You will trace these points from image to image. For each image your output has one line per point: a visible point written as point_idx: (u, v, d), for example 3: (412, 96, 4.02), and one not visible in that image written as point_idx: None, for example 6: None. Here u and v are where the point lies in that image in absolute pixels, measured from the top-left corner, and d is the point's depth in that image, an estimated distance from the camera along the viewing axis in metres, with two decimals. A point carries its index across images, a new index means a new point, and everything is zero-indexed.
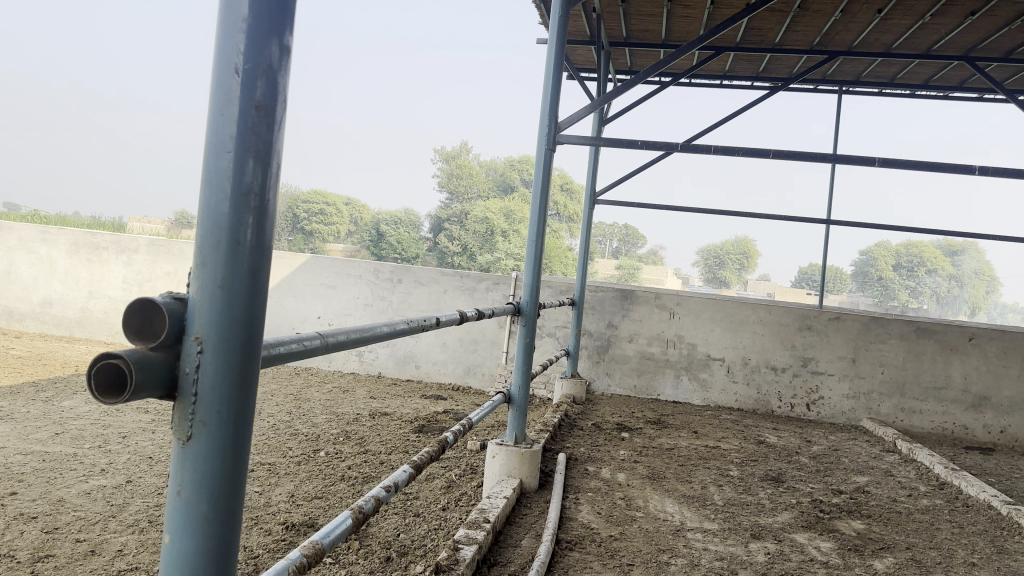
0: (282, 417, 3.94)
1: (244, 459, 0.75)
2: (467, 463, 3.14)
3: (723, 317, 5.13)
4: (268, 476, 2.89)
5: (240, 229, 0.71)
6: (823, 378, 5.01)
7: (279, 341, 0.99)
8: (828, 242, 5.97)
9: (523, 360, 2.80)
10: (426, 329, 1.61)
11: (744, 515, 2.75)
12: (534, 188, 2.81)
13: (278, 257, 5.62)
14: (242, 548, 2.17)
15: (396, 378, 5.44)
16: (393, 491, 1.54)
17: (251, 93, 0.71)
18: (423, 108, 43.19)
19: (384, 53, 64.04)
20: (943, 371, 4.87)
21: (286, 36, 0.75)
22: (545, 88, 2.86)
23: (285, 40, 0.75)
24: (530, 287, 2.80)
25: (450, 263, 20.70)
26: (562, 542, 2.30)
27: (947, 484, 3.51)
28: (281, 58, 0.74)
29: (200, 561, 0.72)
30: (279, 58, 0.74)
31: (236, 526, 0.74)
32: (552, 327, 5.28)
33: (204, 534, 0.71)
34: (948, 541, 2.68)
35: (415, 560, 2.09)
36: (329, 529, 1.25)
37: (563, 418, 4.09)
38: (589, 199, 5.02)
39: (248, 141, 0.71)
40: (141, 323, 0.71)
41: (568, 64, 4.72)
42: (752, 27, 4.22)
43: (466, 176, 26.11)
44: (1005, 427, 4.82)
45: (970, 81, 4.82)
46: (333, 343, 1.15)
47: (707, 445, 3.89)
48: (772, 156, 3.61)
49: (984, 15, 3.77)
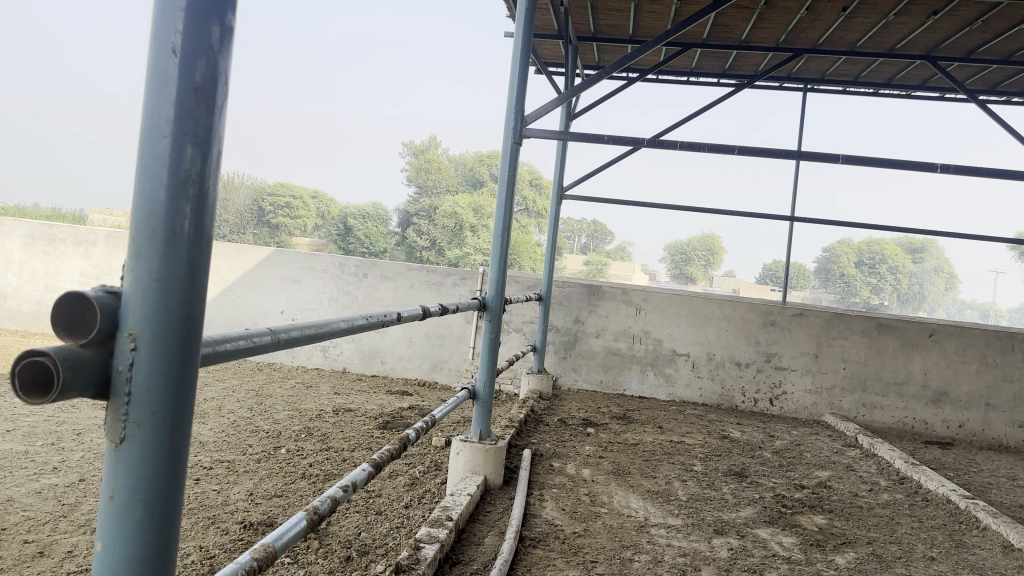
0: (243, 414, 3.86)
1: (181, 455, 0.71)
2: (431, 459, 3.11)
3: (688, 313, 5.15)
4: (226, 474, 2.83)
5: (177, 221, 0.68)
6: (787, 374, 5.06)
7: (225, 335, 0.94)
8: (790, 238, 6.00)
9: (488, 356, 2.76)
10: (386, 325, 1.57)
11: (708, 510, 2.76)
12: (499, 181, 2.77)
13: (241, 249, 5.52)
14: (199, 548, 2.11)
15: (360, 374, 5.38)
16: (351, 491, 1.50)
17: (189, 75, 0.68)
18: (392, 103, 43.08)
19: (353, 46, 63.71)
20: (904, 366, 4.94)
21: (226, 17, 0.71)
22: (511, 82, 2.82)
23: (226, 22, 0.71)
24: (496, 282, 2.75)
25: (418, 257, 20.63)
26: (525, 539, 2.27)
27: (907, 478, 3.56)
28: (221, 40, 0.70)
29: (131, 564, 0.68)
30: (218, 41, 0.70)
31: (174, 526, 0.70)
32: (519, 322, 5.25)
33: (136, 541, 0.67)
34: (908, 535, 2.71)
35: (376, 559, 2.05)
36: (283, 531, 1.21)
37: (529, 415, 4.07)
38: (556, 192, 4.96)
39: (185, 126, 0.67)
40: (69, 319, 0.66)
41: (535, 57, 4.68)
42: (719, 24, 4.22)
43: (436, 171, 26.10)
44: (963, 421, 4.90)
45: (931, 81, 4.90)
46: (285, 339, 1.10)
47: (672, 440, 3.89)
48: (736, 152, 3.57)
49: (946, 16, 3.81)
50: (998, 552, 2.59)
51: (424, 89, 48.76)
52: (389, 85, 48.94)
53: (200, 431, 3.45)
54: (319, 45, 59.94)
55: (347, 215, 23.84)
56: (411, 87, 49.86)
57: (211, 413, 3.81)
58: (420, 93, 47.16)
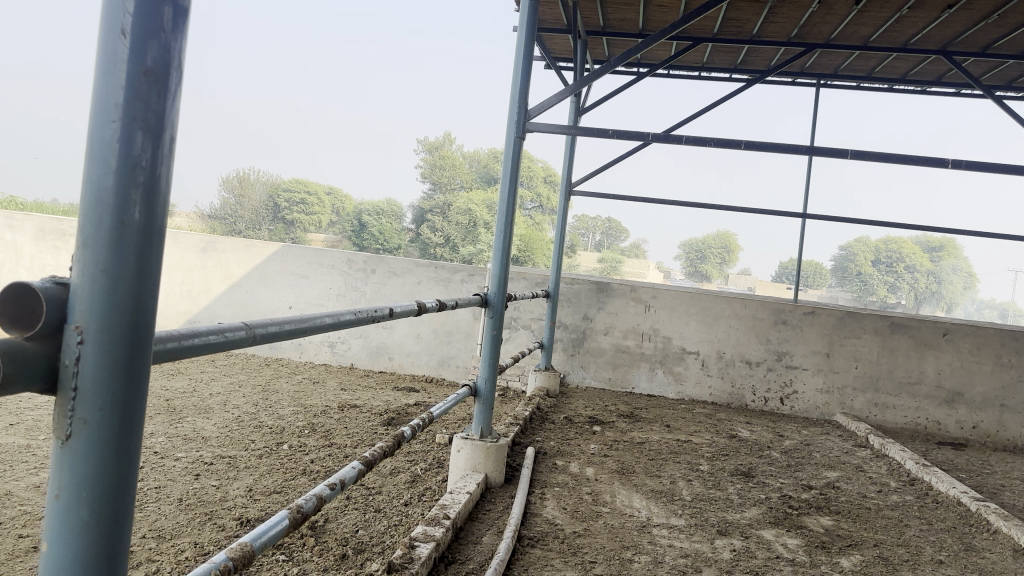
0: (248, 409, 3.85)
1: (137, 446, 0.69)
2: (434, 457, 3.08)
3: (698, 310, 5.10)
4: (226, 470, 2.81)
5: (127, 210, 0.65)
6: (797, 373, 5.01)
7: (195, 330, 0.90)
8: (803, 234, 5.91)
9: (489, 352, 2.72)
10: (376, 321, 1.54)
11: (711, 511, 2.72)
12: (501, 175, 2.73)
13: (249, 245, 5.53)
14: (193, 544, 2.10)
15: (368, 370, 5.37)
16: (339, 489, 1.46)
17: (140, 57, 0.65)
18: (406, 101, 43.23)
19: (368, 45, 63.89)
20: (918, 366, 4.87)
21: (179, 9, 0.69)
22: (514, 76, 2.78)
23: (177, 11, 0.69)
24: (498, 278, 2.72)
25: (432, 254, 20.67)
26: (523, 538, 2.25)
27: (919, 480, 3.49)
28: (174, 21, 0.68)
29: (83, 569, 0.65)
30: (171, 26, 0.68)
31: (126, 526, 0.68)
32: (527, 319, 5.22)
33: (84, 538, 0.65)
34: (916, 538, 2.65)
35: (372, 557, 2.03)
36: (264, 529, 1.18)
37: (535, 412, 4.04)
38: (564, 189, 4.91)
39: (135, 111, 0.65)
40: (16, 310, 0.63)
41: (544, 52, 4.65)
42: (729, 18, 4.17)
43: (450, 168, 26.13)
44: (978, 422, 4.82)
45: (947, 76, 4.82)
46: (263, 334, 1.07)
47: (679, 439, 3.84)
48: (743, 148, 3.49)
49: (962, 9, 3.72)
50: (1008, 556, 2.53)
51: (440, 87, 48.87)
52: (403, 84, 49.06)
53: (204, 426, 3.43)
54: (335, 42, 60.18)
55: (362, 212, 24.01)
56: (426, 85, 49.96)
57: (216, 408, 3.80)
58: (436, 91, 47.23)
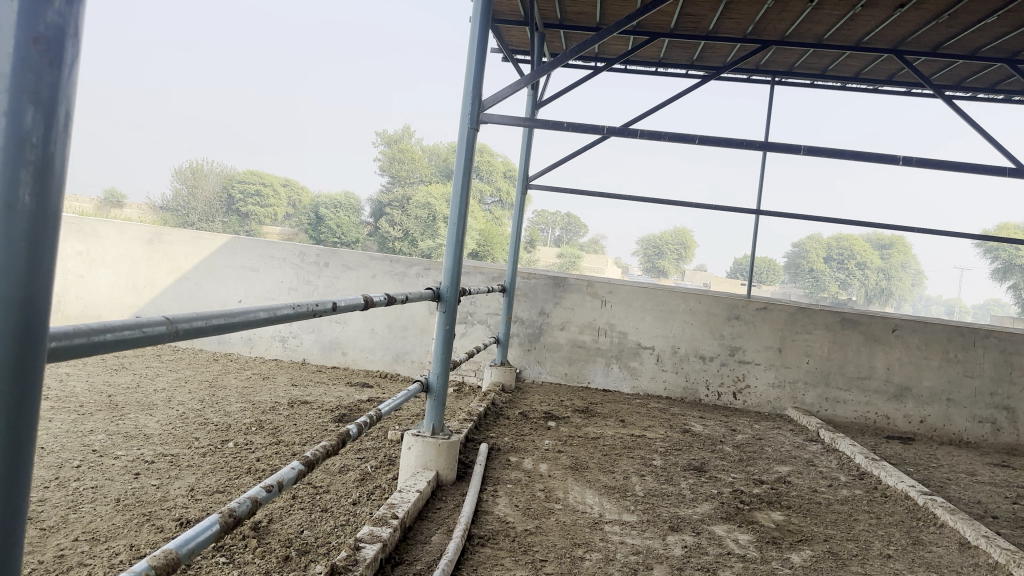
0: (193, 405, 3.73)
1: (30, 436, 0.63)
2: (385, 454, 3.03)
3: (653, 305, 5.11)
4: (168, 469, 2.72)
5: (15, 193, 0.59)
6: (750, 368, 5.04)
7: (107, 324, 0.83)
8: (757, 231, 5.95)
9: (441, 349, 2.67)
10: (317, 315, 1.48)
11: (664, 506, 2.70)
12: (454, 168, 2.68)
13: (198, 236, 5.37)
14: (129, 547, 2.00)
15: (321, 365, 5.27)
16: (277, 490, 1.40)
17: (30, 27, 0.59)
18: (362, 94, 42.89)
19: (325, 38, 63.33)
20: (868, 361, 4.93)
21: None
22: (468, 67, 2.71)
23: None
24: (451, 272, 2.67)
25: (390, 248, 20.61)
26: (474, 538, 2.20)
27: (867, 474, 3.54)
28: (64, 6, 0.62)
29: None
30: (60, 13, 0.61)
31: (13, 523, 0.61)
32: (484, 314, 5.18)
33: None
34: (866, 532, 2.68)
35: (316, 559, 1.97)
36: (190, 535, 1.12)
37: (489, 408, 3.99)
38: (521, 183, 4.86)
39: (24, 84, 0.58)
40: None
41: (501, 45, 4.61)
42: (686, 13, 4.16)
43: (408, 160, 26.02)
44: (925, 417, 4.91)
45: (897, 75, 4.89)
46: (186, 330, 0.99)
47: (633, 434, 3.84)
48: (699, 142, 3.47)
49: (913, 8, 3.76)
50: (955, 550, 2.56)
51: (400, 82, 48.63)
52: (359, 77, 48.72)
53: (147, 423, 3.32)
54: (294, 36, 59.45)
55: (318, 205, 23.84)
56: (387, 79, 49.72)
57: (160, 404, 3.68)
58: (396, 85, 47.01)
